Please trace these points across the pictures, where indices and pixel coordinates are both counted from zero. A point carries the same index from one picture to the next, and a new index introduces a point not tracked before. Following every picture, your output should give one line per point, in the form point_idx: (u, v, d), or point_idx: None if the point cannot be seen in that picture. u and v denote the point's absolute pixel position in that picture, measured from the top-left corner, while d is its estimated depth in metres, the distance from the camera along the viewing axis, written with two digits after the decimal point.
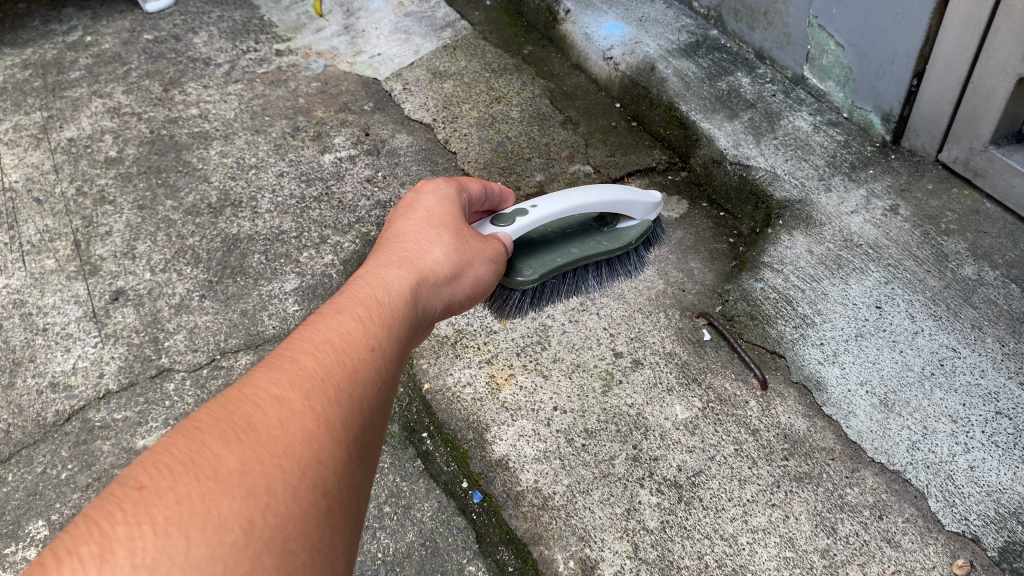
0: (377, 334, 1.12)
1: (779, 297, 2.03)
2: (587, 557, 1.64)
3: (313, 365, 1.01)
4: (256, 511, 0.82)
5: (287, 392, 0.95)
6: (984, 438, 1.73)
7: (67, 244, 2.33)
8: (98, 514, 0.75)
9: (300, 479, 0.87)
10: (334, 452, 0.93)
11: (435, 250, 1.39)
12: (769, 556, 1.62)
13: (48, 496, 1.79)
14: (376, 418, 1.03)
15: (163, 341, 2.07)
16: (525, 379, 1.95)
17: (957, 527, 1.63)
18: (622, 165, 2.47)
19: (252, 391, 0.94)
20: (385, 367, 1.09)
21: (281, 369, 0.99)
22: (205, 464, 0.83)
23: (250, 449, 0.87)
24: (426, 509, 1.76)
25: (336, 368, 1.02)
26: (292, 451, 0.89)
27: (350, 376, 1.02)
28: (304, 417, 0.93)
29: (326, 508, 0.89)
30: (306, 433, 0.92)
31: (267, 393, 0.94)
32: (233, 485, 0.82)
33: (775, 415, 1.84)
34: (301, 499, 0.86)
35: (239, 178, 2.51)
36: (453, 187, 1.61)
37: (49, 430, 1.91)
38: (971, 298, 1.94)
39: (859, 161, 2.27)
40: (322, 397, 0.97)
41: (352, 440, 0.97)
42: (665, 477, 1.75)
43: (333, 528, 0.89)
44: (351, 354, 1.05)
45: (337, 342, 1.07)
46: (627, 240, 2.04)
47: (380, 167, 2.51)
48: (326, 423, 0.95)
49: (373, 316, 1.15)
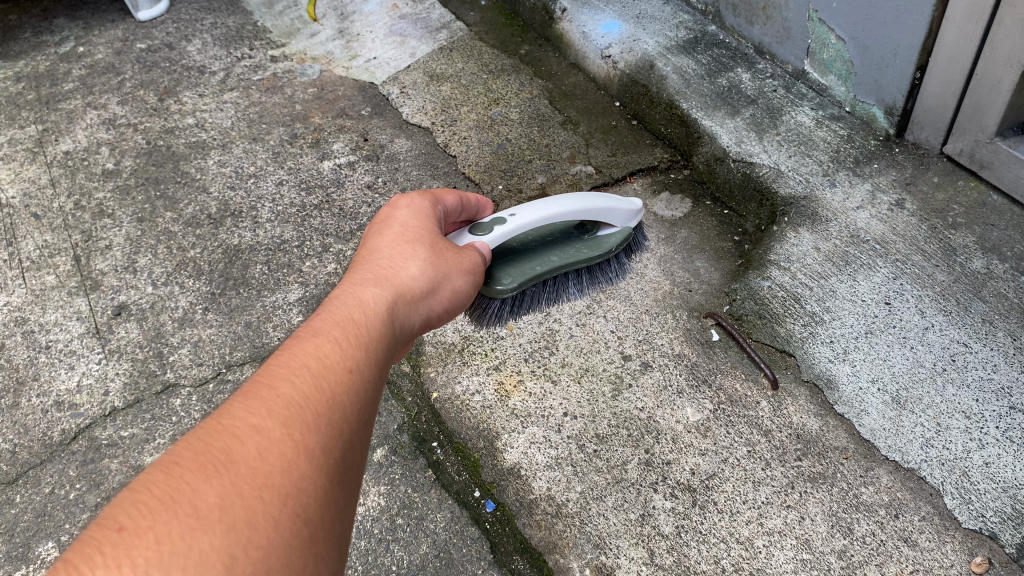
0: (356, 354, 1.10)
1: (787, 296, 2.02)
2: (603, 564, 1.63)
3: (291, 391, 0.98)
4: (237, 545, 0.81)
5: (264, 420, 0.93)
6: (999, 433, 1.72)
7: (67, 260, 2.31)
8: (78, 558, 0.74)
9: (281, 510, 0.86)
10: (315, 480, 0.92)
11: (414, 262, 1.35)
12: (785, 558, 1.61)
13: (56, 516, 1.77)
14: (357, 442, 1.02)
15: (167, 356, 2.06)
16: (534, 385, 1.94)
17: (974, 524, 1.62)
18: (624, 165, 2.46)
19: (229, 421, 0.92)
20: (365, 389, 1.07)
21: (259, 396, 0.97)
22: (184, 499, 0.81)
23: (229, 483, 0.85)
24: (439, 520, 1.73)
25: (314, 393, 1.00)
26: (272, 483, 0.87)
27: (330, 400, 1.00)
28: (283, 446, 0.91)
29: (308, 538, 0.88)
30: (285, 463, 0.90)
31: (245, 422, 0.92)
32: (213, 521, 0.81)
33: (786, 415, 1.83)
34: (282, 531, 0.85)
35: (238, 187, 2.49)
36: (430, 199, 1.56)
37: (56, 450, 1.89)
38: (981, 292, 1.93)
39: (863, 155, 2.26)
40: (301, 424, 0.95)
41: (333, 465, 0.95)
42: (679, 481, 1.74)
43: (317, 559, 0.88)
44: (331, 377, 1.03)
45: (316, 364, 1.04)
46: (606, 247, 1.98)
47: (380, 173, 2.50)
48: (306, 450, 0.93)
49: (351, 337, 1.12)
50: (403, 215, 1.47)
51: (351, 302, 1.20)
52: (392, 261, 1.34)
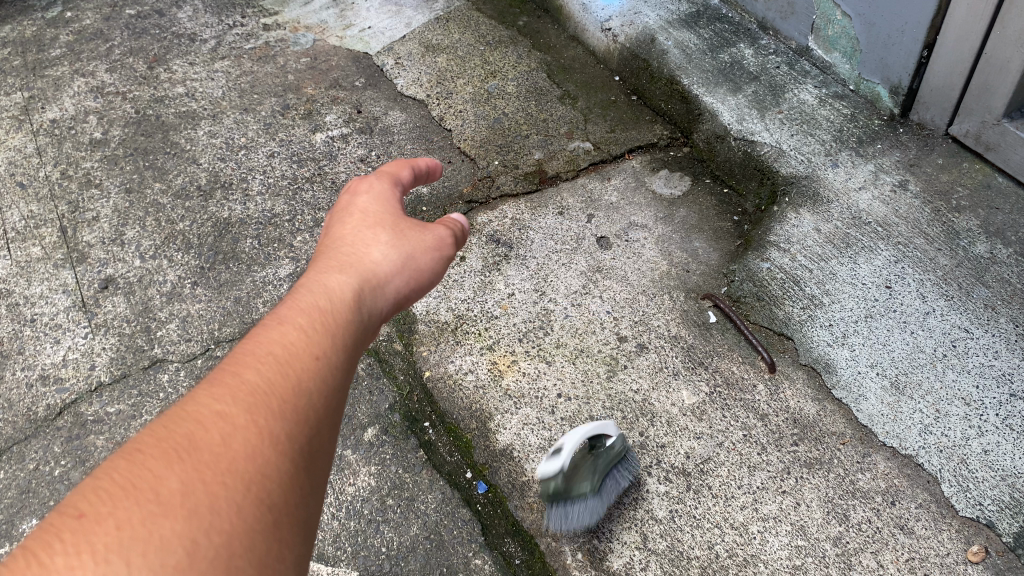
0: (325, 337, 1.03)
1: (786, 277, 1.99)
2: (596, 548, 1.61)
3: (255, 378, 0.93)
4: (200, 529, 0.76)
5: (227, 408, 0.88)
6: (999, 420, 1.70)
7: (54, 231, 2.26)
8: (38, 545, 0.71)
9: (245, 495, 0.81)
10: (282, 465, 0.87)
11: (384, 239, 1.24)
12: (780, 545, 1.59)
13: (41, 493, 1.74)
14: (327, 429, 0.95)
15: (155, 331, 2.02)
16: (528, 365, 1.91)
17: (972, 513, 1.60)
18: (622, 141, 2.40)
19: (192, 407, 0.87)
20: (335, 373, 1.00)
21: (224, 383, 0.91)
22: (144, 485, 0.77)
23: (191, 468, 0.80)
24: (430, 501, 1.70)
25: (279, 380, 0.94)
26: (236, 467, 0.83)
27: (297, 386, 0.95)
28: (247, 431, 0.87)
29: (275, 522, 0.83)
30: (250, 449, 0.85)
31: (210, 409, 0.88)
32: (174, 506, 0.76)
33: (783, 399, 1.81)
34: (246, 514, 0.80)
35: (228, 158, 2.44)
36: (389, 178, 1.38)
37: (41, 425, 1.86)
38: (984, 277, 1.90)
39: (867, 135, 2.22)
40: (265, 410, 0.90)
41: (302, 452, 0.90)
42: (673, 465, 1.72)
43: (284, 542, 0.83)
44: (298, 362, 0.97)
45: (282, 349, 0.98)
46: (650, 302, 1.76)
47: (373, 146, 2.45)
48: (270, 437, 0.88)
49: (318, 321, 1.04)
50: (369, 195, 1.32)
51: (312, 290, 1.10)
52: (355, 245, 1.22)
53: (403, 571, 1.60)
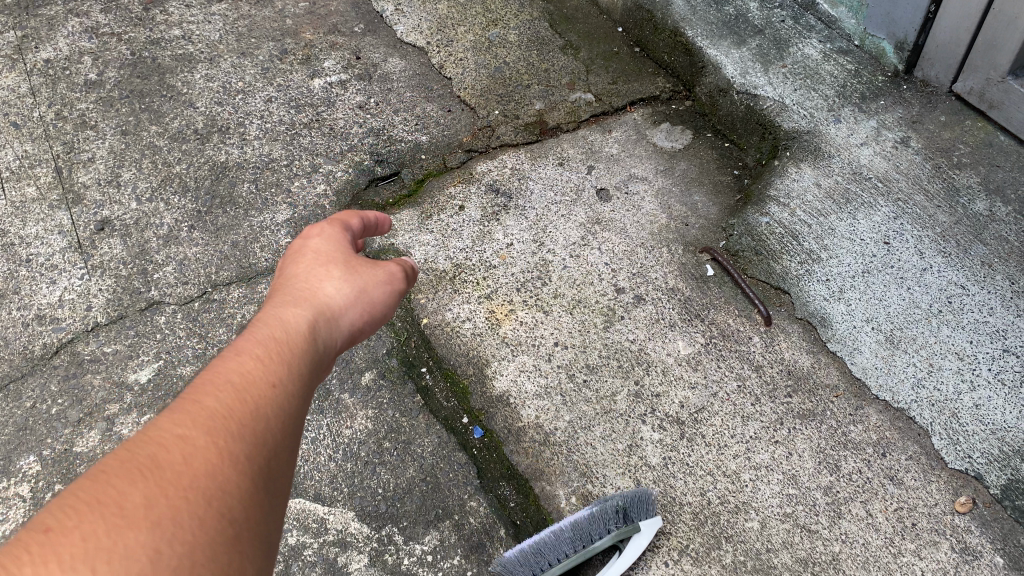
0: (284, 361, 0.96)
1: (785, 232, 1.99)
2: (589, 493, 1.64)
3: (212, 402, 0.85)
4: (165, 540, 0.70)
5: (185, 428, 0.81)
6: (991, 375, 1.72)
7: (49, 171, 2.24)
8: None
9: (209, 512, 0.75)
10: (245, 485, 0.80)
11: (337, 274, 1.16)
12: (771, 493, 1.62)
13: (38, 430, 1.74)
14: (288, 457, 0.89)
15: (152, 274, 2.01)
16: (525, 315, 1.92)
17: (960, 465, 1.63)
18: (624, 94, 2.38)
19: (151, 428, 0.80)
20: (295, 398, 0.94)
21: (182, 404, 0.84)
22: (108, 499, 0.71)
23: (154, 484, 0.74)
24: (427, 445, 1.71)
25: (238, 403, 0.87)
26: (199, 485, 0.76)
27: (257, 408, 0.88)
28: (209, 452, 0.80)
29: (235, 536, 0.77)
30: (212, 468, 0.79)
31: (169, 430, 0.80)
32: (140, 519, 0.70)
33: (778, 351, 1.82)
34: (211, 530, 0.74)
35: (225, 103, 2.41)
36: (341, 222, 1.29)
37: (37, 363, 1.85)
38: (982, 234, 1.90)
39: (870, 91, 2.21)
40: (225, 432, 0.83)
41: (264, 473, 0.84)
42: (667, 414, 1.74)
43: (246, 563, 0.77)
44: (258, 384, 0.90)
45: (241, 372, 0.91)
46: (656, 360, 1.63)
47: (372, 93, 2.42)
48: (232, 458, 0.81)
49: (275, 349, 0.97)
50: (321, 237, 1.23)
51: (268, 324, 1.02)
52: (308, 281, 1.14)
53: (400, 512, 1.62)
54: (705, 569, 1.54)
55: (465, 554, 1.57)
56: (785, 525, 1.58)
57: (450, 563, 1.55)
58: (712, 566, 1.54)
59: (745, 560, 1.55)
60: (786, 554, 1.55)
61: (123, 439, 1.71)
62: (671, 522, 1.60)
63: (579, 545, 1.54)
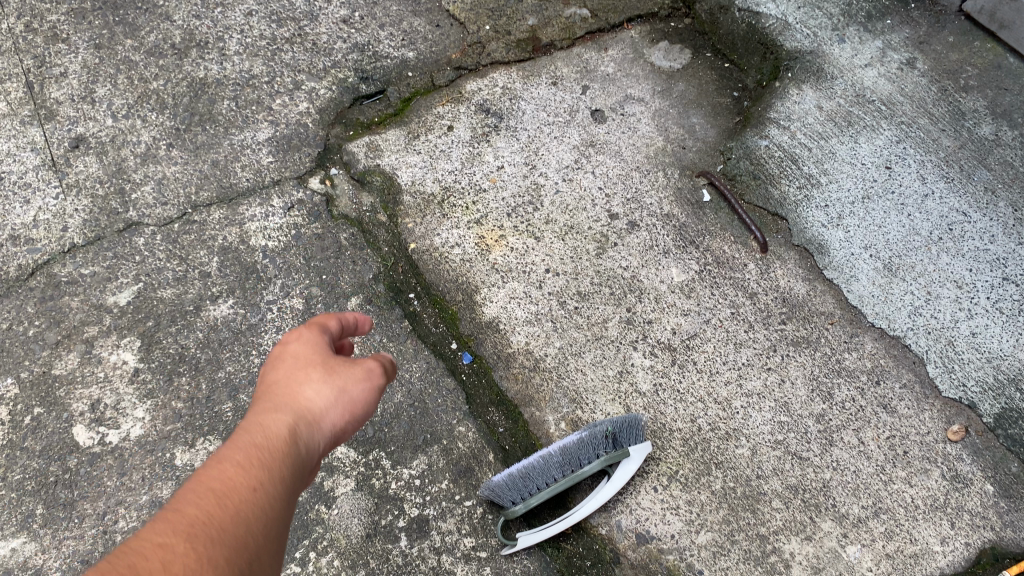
0: (268, 470, 0.87)
1: (784, 156, 1.93)
2: (579, 419, 1.62)
3: (190, 507, 0.79)
4: None
5: (165, 535, 0.75)
6: (989, 304, 1.71)
7: (19, 86, 2.10)
8: None
9: None
10: None
11: (316, 377, 1.02)
12: (763, 420, 1.61)
13: (14, 353, 1.69)
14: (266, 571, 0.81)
15: (130, 194, 1.91)
16: (516, 240, 1.87)
17: (954, 393, 1.63)
18: (622, 10, 2.26)
19: (127, 543, 0.73)
20: (278, 511, 0.85)
21: (156, 519, 0.76)
22: None
23: None
24: (415, 370, 1.68)
25: (217, 509, 0.80)
26: None
27: (235, 518, 0.80)
28: (188, 559, 0.73)
29: None
30: None
31: (147, 541, 0.73)
32: None
33: (774, 278, 1.78)
34: None
35: (204, 16, 2.25)
36: (318, 327, 1.13)
37: (13, 285, 1.77)
38: (987, 159, 1.87)
39: (877, 10, 2.12)
40: (204, 537, 0.76)
41: None
42: (659, 341, 1.71)
43: None
44: (236, 493, 0.82)
45: (216, 480, 0.83)
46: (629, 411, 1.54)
47: (356, 6, 2.30)
48: (214, 567, 0.75)
49: (254, 456, 0.88)
50: (299, 342, 1.08)
51: (244, 429, 0.92)
52: (288, 383, 1.01)
53: (387, 437, 1.59)
54: (694, 494, 1.53)
55: (453, 478, 1.55)
56: (776, 452, 1.57)
57: (438, 488, 1.54)
58: (702, 492, 1.53)
59: (735, 487, 1.54)
60: (777, 480, 1.54)
61: (103, 362, 1.68)
62: (660, 448, 1.58)
63: (567, 470, 1.51)
